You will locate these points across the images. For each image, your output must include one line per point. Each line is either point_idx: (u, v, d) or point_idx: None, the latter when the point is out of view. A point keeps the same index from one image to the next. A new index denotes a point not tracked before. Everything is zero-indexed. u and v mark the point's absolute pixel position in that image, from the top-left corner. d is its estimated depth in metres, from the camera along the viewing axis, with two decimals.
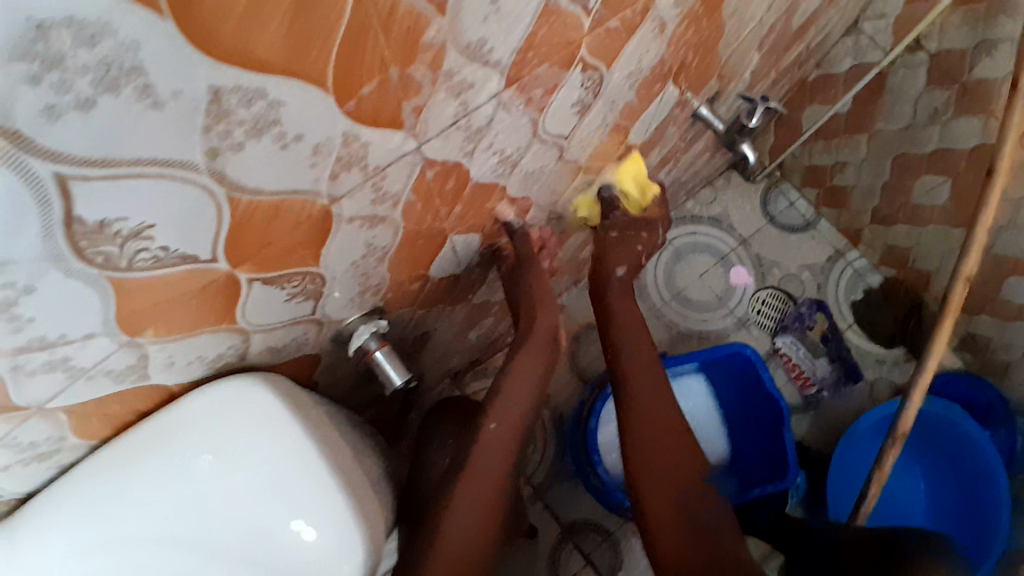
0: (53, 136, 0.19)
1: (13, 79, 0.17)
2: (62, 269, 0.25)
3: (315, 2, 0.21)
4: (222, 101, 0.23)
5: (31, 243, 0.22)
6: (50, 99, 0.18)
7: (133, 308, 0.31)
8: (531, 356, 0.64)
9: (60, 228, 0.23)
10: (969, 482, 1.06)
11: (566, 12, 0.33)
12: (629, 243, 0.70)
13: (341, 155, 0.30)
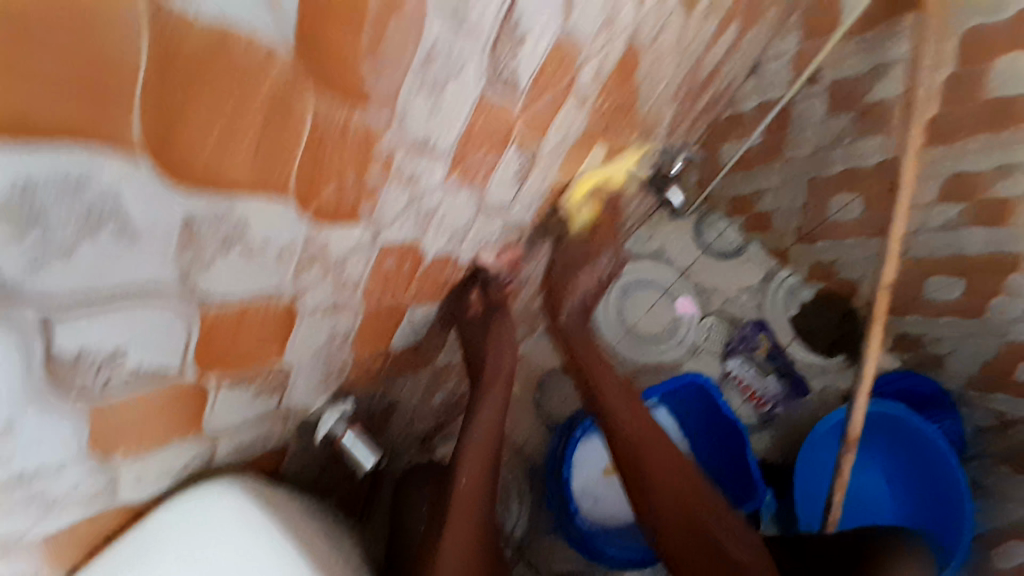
0: (37, 283, 0.20)
1: (4, 235, 0.18)
2: (37, 405, 0.25)
3: (278, 127, 0.23)
4: (193, 226, 0.24)
5: (10, 385, 0.23)
6: (35, 251, 0.19)
7: (106, 430, 0.30)
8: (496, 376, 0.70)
9: (38, 366, 0.23)
10: (926, 471, 1.16)
11: (499, 103, 0.36)
12: (574, 271, 0.80)
13: (304, 254, 0.32)
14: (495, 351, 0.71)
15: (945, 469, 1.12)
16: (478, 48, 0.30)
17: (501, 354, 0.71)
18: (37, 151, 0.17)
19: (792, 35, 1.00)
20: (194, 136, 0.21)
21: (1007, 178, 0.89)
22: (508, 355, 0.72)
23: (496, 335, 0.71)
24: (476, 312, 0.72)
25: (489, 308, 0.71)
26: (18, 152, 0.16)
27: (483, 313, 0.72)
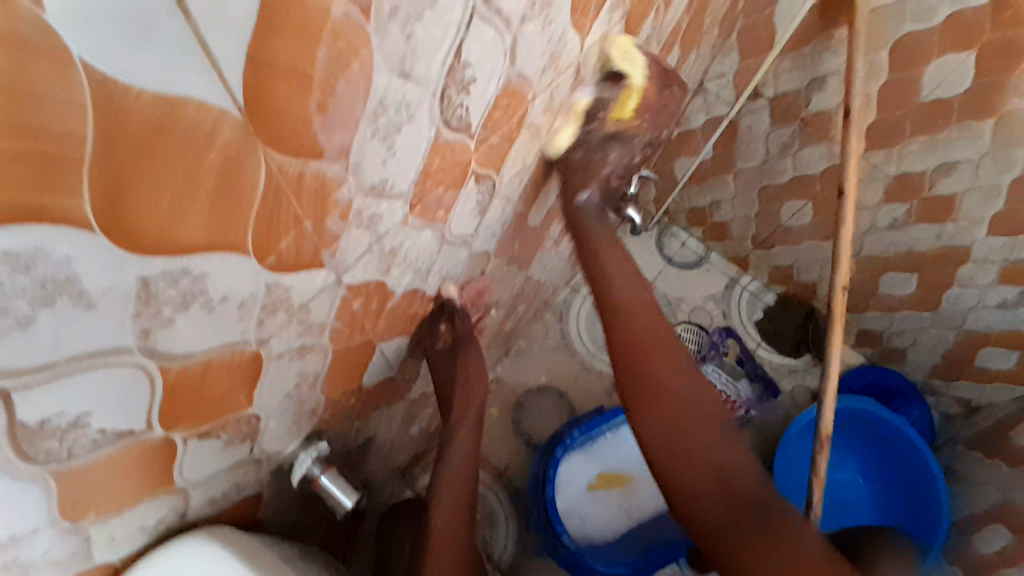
0: None
1: None
2: (5, 472, 0.25)
3: (232, 185, 0.24)
4: (150, 287, 0.24)
5: None
6: None
7: (71, 496, 0.30)
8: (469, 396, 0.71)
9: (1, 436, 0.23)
10: (900, 463, 1.22)
11: (452, 142, 0.37)
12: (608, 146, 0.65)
13: (266, 304, 0.32)
14: (465, 380, 0.72)
15: (918, 459, 1.18)
16: (427, 94, 0.31)
17: (471, 384, 0.72)
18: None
19: (734, 54, 1.03)
20: (148, 202, 0.21)
21: (949, 175, 0.96)
22: (479, 380, 0.73)
23: (465, 367, 0.71)
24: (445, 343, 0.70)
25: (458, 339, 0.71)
26: None
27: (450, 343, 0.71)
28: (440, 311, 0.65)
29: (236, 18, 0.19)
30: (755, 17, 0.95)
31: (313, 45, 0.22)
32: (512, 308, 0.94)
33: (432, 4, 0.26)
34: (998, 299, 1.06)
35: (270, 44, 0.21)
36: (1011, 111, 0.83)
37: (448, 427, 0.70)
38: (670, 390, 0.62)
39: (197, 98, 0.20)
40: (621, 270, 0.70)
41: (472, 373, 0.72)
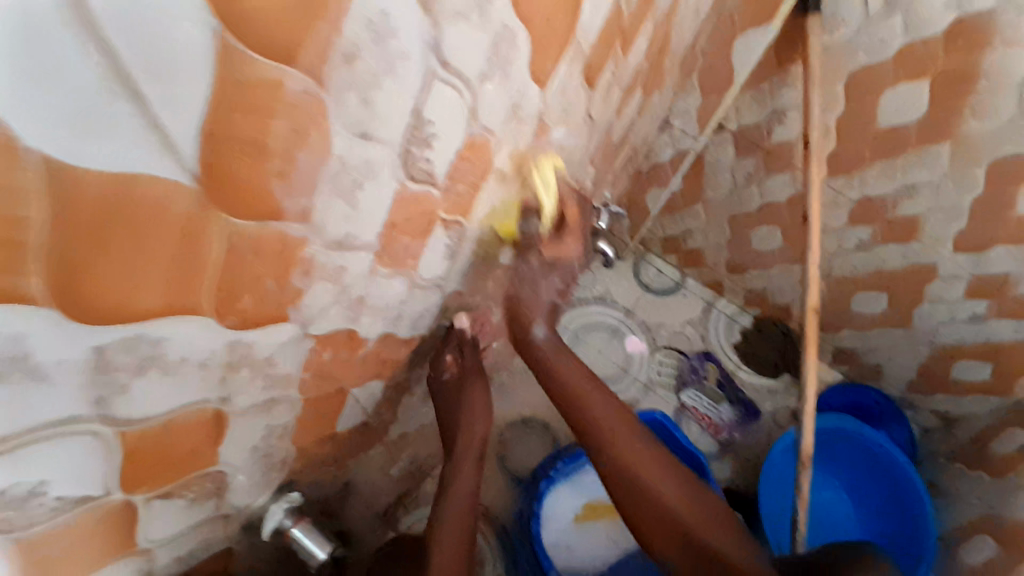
0: None
1: None
2: None
3: (188, 250, 0.24)
4: (104, 356, 0.24)
5: None
6: None
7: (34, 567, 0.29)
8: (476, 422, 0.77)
9: None
10: (885, 481, 1.23)
11: (418, 192, 0.38)
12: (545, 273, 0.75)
13: (227, 361, 0.32)
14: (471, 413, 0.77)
15: (899, 475, 1.20)
16: (389, 152, 0.32)
17: (473, 421, 0.77)
18: None
19: (694, 94, 1.05)
20: (101, 274, 0.21)
21: (911, 197, 0.99)
22: (481, 419, 0.78)
23: (470, 402, 0.76)
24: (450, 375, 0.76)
25: (462, 374, 0.76)
26: None
27: (455, 374, 0.76)
28: (449, 335, 0.71)
29: (189, 99, 0.19)
30: (713, 57, 0.98)
31: (267, 118, 0.23)
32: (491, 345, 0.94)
33: (390, 72, 0.27)
34: (969, 315, 1.09)
35: (225, 118, 0.21)
36: (966, 134, 0.86)
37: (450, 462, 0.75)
38: (615, 445, 0.74)
39: (151, 174, 0.20)
40: (569, 366, 0.81)
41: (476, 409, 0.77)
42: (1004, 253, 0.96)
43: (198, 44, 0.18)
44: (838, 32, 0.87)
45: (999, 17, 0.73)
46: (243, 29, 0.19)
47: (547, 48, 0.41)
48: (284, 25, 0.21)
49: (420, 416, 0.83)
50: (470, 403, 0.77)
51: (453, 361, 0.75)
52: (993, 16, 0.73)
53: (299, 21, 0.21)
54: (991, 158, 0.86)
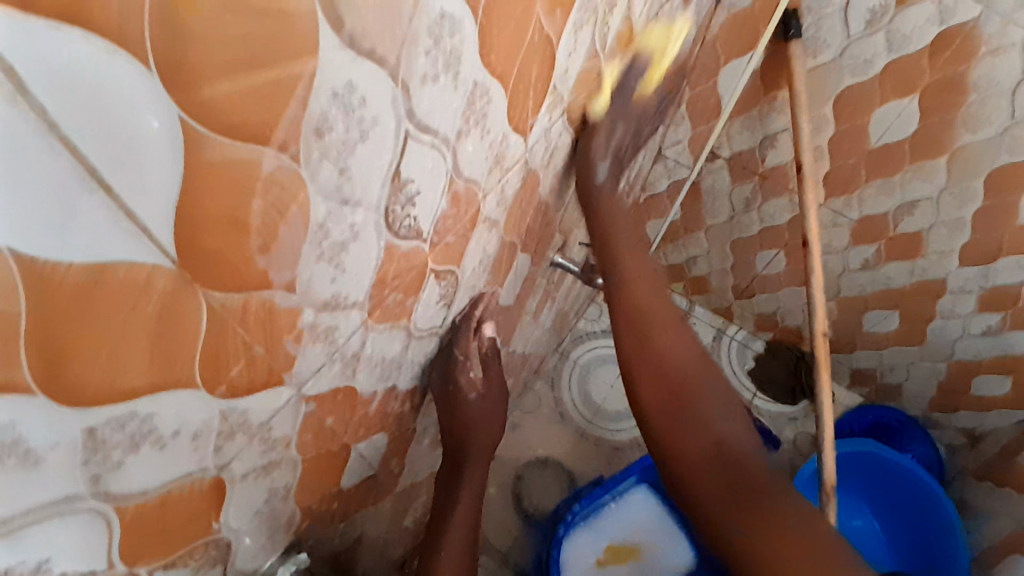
0: None
1: None
2: None
3: (174, 324, 0.24)
4: (97, 435, 0.24)
5: None
6: None
7: None
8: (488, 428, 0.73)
9: None
10: (903, 497, 1.21)
11: (405, 247, 0.39)
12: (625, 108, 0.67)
13: (221, 430, 0.32)
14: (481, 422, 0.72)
15: (930, 495, 1.15)
16: (371, 214, 0.33)
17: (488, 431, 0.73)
18: None
19: (686, 123, 1.05)
20: (89, 355, 0.21)
21: (911, 213, 0.98)
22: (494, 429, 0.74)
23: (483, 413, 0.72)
24: (478, 386, 0.68)
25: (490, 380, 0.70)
26: None
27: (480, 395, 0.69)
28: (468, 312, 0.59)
29: (156, 185, 0.20)
30: (700, 89, 1.00)
31: (248, 196, 0.24)
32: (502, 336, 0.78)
33: (363, 138, 0.28)
34: (982, 327, 1.07)
35: (200, 198, 0.22)
36: (961, 147, 0.87)
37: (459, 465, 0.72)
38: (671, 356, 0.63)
39: (129, 258, 0.21)
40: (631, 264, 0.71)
41: (487, 422, 0.73)
42: (1012, 262, 0.95)
43: (163, 136, 0.20)
44: (820, 56, 0.88)
45: (981, 27, 0.74)
46: (208, 118, 0.21)
47: (522, 101, 0.43)
48: (251, 112, 0.22)
49: (428, 463, 0.82)
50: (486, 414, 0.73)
51: (477, 378, 0.67)
52: (975, 26, 0.75)
53: (267, 103, 0.22)
54: (987, 170, 0.87)
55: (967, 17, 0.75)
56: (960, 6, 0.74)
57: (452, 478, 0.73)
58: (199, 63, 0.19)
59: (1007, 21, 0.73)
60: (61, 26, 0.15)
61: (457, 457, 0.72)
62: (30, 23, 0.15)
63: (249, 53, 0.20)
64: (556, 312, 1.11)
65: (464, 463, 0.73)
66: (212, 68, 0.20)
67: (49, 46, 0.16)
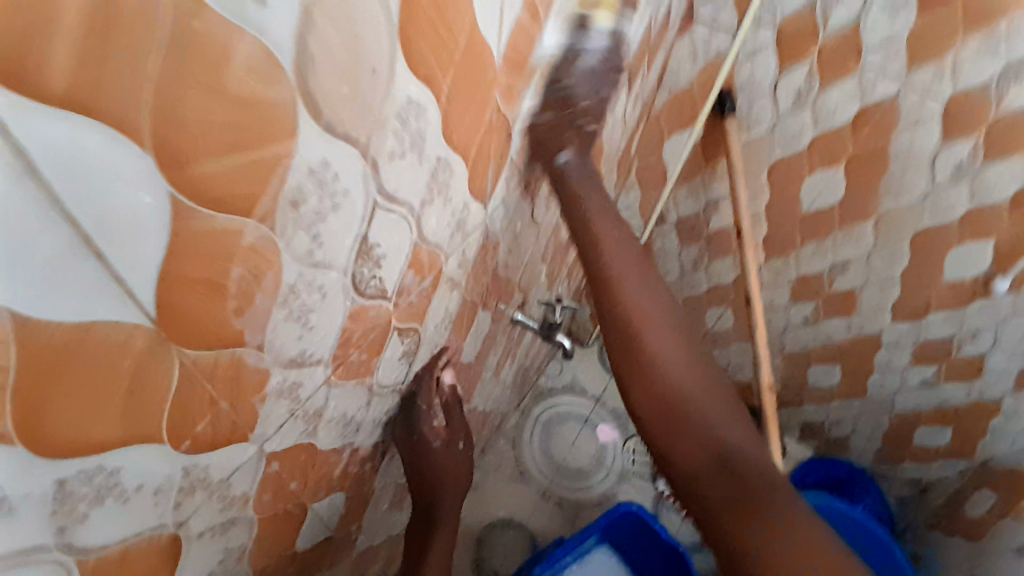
0: None
1: None
2: None
3: (145, 380, 0.26)
4: (65, 487, 0.25)
5: None
6: None
7: None
8: (455, 481, 0.73)
9: None
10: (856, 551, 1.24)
11: (370, 305, 0.41)
12: None
13: (183, 485, 0.32)
14: (447, 476, 0.71)
15: (881, 548, 1.20)
16: (339, 276, 0.35)
17: (456, 482, 0.73)
18: None
19: (635, 190, 1.13)
20: (65, 409, 0.23)
21: (844, 273, 1.07)
22: (460, 480, 0.74)
23: (449, 469, 0.71)
24: (444, 436, 0.69)
25: (450, 427, 0.70)
26: None
27: (444, 443, 0.69)
28: (426, 369, 0.61)
29: (143, 254, 0.22)
30: (647, 159, 1.08)
31: (227, 263, 0.26)
32: (464, 386, 0.79)
33: (335, 209, 0.31)
34: (919, 379, 1.14)
35: (182, 264, 0.24)
36: (884, 213, 0.96)
37: (428, 521, 0.72)
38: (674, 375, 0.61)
39: (113, 317, 0.23)
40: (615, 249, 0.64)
41: (453, 474, 0.73)
42: (940, 318, 1.03)
43: (153, 209, 0.22)
44: (753, 131, 0.97)
45: (900, 102, 0.84)
46: (194, 193, 0.23)
47: (483, 170, 0.47)
48: (234, 187, 0.24)
49: (388, 526, 0.81)
50: (451, 466, 0.72)
51: (441, 426, 0.68)
52: (893, 103, 0.84)
53: (251, 182, 0.25)
54: (910, 234, 0.96)
55: (885, 94, 0.84)
56: (879, 83, 0.84)
57: (420, 537, 0.72)
58: (191, 148, 0.22)
59: (926, 94, 0.82)
60: (71, 115, 0.18)
61: (429, 508, 0.72)
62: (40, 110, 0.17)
63: (234, 138, 0.23)
64: (517, 368, 1.13)
65: (436, 514, 0.72)
66: (200, 150, 0.22)
67: (57, 132, 0.17)
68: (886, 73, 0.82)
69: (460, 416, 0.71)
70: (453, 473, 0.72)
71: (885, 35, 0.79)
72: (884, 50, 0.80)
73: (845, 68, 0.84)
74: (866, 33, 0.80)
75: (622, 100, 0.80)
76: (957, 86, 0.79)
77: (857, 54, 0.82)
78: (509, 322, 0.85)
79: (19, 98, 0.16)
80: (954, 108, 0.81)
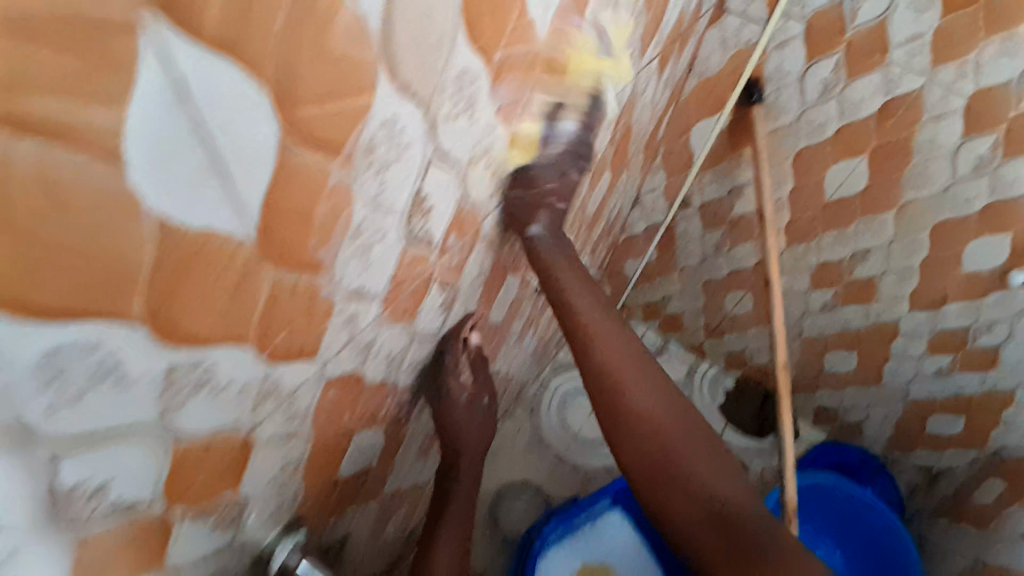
0: (54, 424, 0.25)
1: (37, 389, 0.23)
2: (36, 533, 0.28)
3: (246, 289, 0.31)
4: (175, 372, 0.30)
5: (19, 511, 0.27)
6: (59, 397, 0.25)
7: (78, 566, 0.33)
8: (474, 442, 0.79)
9: (43, 496, 0.27)
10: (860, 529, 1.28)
11: (420, 251, 0.46)
12: None
13: (260, 390, 0.38)
14: (467, 435, 0.77)
15: (889, 528, 1.22)
16: (395, 221, 0.40)
17: (478, 436, 0.79)
18: (70, 323, 0.23)
19: (661, 172, 1.17)
20: (182, 304, 0.28)
21: (864, 260, 1.09)
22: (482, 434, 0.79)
23: (468, 429, 0.77)
24: (466, 395, 0.74)
25: (472, 385, 0.74)
26: (52, 327, 0.22)
27: (468, 400, 0.74)
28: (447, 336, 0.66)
29: (255, 179, 0.27)
30: (674, 142, 1.10)
31: (316, 199, 0.31)
32: (490, 344, 0.84)
33: (398, 159, 0.36)
34: (934, 369, 1.16)
35: (282, 192, 0.29)
36: (908, 202, 0.97)
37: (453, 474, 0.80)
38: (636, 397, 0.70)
39: (229, 230, 0.28)
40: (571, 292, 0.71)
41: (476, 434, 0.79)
42: (957, 308, 1.05)
43: (267, 141, 0.27)
44: (780, 119, 0.99)
45: (924, 94, 0.85)
46: (298, 132, 0.28)
47: (523, 137, 0.51)
48: (327, 132, 0.29)
49: (414, 473, 0.87)
50: (473, 424, 0.77)
51: (467, 381, 0.73)
52: (919, 95, 0.86)
53: (339, 126, 0.30)
54: (932, 223, 0.97)
55: (911, 88, 0.86)
56: (904, 77, 0.85)
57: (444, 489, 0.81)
58: (299, 96, 0.27)
59: (948, 90, 0.83)
60: (213, 58, 0.22)
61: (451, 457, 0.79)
62: (193, 51, 0.22)
63: (333, 88, 0.28)
64: (538, 339, 1.18)
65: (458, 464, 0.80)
66: (306, 94, 0.27)
67: (203, 70, 0.22)
68: (911, 69, 0.84)
69: (478, 373, 0.74)
70: (473, 433, 0.78)
71: (911, 32, 0.81)
72: (909, 46, 0.82)
73: (871, 62, 0.86)
74: (893, 27, 0.81)
75: (653, 82, 0.83)
76: (978, 84, 0.80)
77: (882, 50, 0.84)
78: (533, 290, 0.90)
79: (181, 34, 0.21)
80: (977, 104, 0.82)
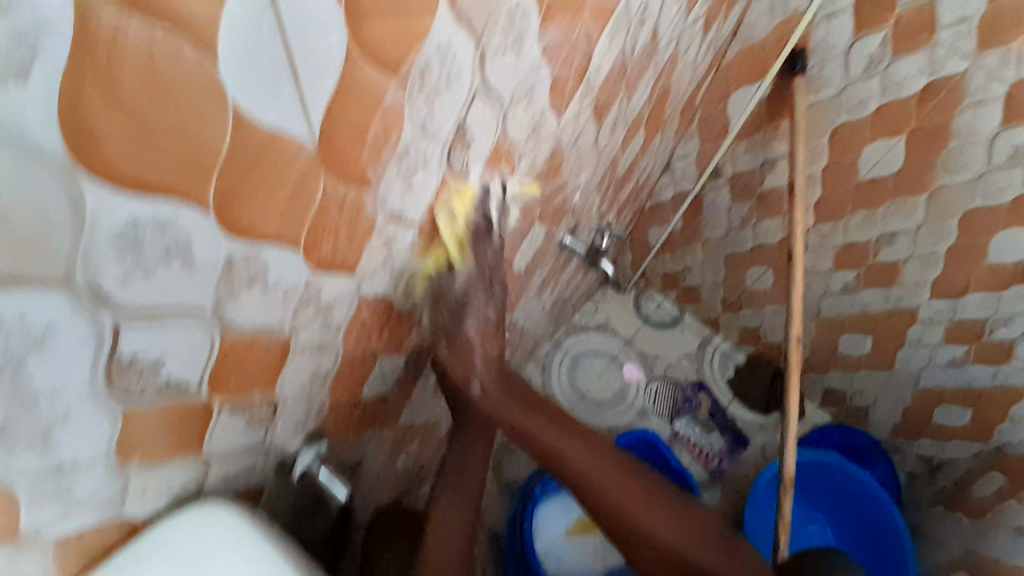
0: (125, 293, 0.28)
1: (114, 255, 0.26)
2: (95, 394, 0.31)
3: (302, 193, 0.33)
4: (232, 263, 0.33)
5: (83, 372, 0.30)
6: (129, 268, 0.27)
7: (128, 435, 0.36)
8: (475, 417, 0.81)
9: (103, 362, 0.30)
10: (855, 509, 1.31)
11: (457, 183, 0.48)
12: None
13: (302, 296, 0.41)
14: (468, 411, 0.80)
15: (883, 509, 1.26)
16: (438, 148, 0.42)
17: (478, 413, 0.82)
18: (144, 196, 0.25)
19: (694, 139, 1.16)
20: (244, 197, 0.30)
21: (890, 244, 1.08)
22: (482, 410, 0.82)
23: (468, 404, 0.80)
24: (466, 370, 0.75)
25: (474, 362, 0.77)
26: (127, 197, 0.24)
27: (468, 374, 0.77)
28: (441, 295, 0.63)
29: (320, 87, 0.29)
30: (711, 109, 1.09)
31: (370, 114, 0.33)
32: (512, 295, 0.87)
33: (447, 87, 0.38)
34: (947, 358, 1.16)
35: (343, 102, 0.31)
36: (941, 186, 0.96)
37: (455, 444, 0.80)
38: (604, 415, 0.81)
39: (293, 134, 0.30)
40: None
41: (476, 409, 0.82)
42: (978, 299, 1.05)
43: (335, 52, 0.29)
44: (821, 93, 0.98)
45: (966, 80, 0.83)
46: (363, 44, 0.30)
47: (563, 83, 0.52)
48: (388, 47, 0.31)
49: (428, 409, 0.91)
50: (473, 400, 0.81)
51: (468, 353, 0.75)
52: (959, 81, 0.84)
53: (399, 44, 0.32)
54: (963, 211, 0.96)
55: (954, 71, 0.83)
56: (948, 61, 0.83)
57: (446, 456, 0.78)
58: (366, 10, 0.28)
59: (990, 78, 0.81)
60: None
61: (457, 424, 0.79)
62: None
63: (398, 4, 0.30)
64: (556, 296, 1.20)
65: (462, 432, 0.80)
66: (372, 8, 0.29)
67: None
68: (956, 52, 0.82)
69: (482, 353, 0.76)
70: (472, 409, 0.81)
71: (958, 15, 0.79)
72: (956, 29, 0.80)
73: (915, 41, 0.84)
74: (942, 6, 0.79)
75: (695, 44, 0.83)
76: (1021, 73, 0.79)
77: (929, 31, 0.82)
78: (557, 245, 0.92)
79: None
80: (1019, 92, 0.80)
